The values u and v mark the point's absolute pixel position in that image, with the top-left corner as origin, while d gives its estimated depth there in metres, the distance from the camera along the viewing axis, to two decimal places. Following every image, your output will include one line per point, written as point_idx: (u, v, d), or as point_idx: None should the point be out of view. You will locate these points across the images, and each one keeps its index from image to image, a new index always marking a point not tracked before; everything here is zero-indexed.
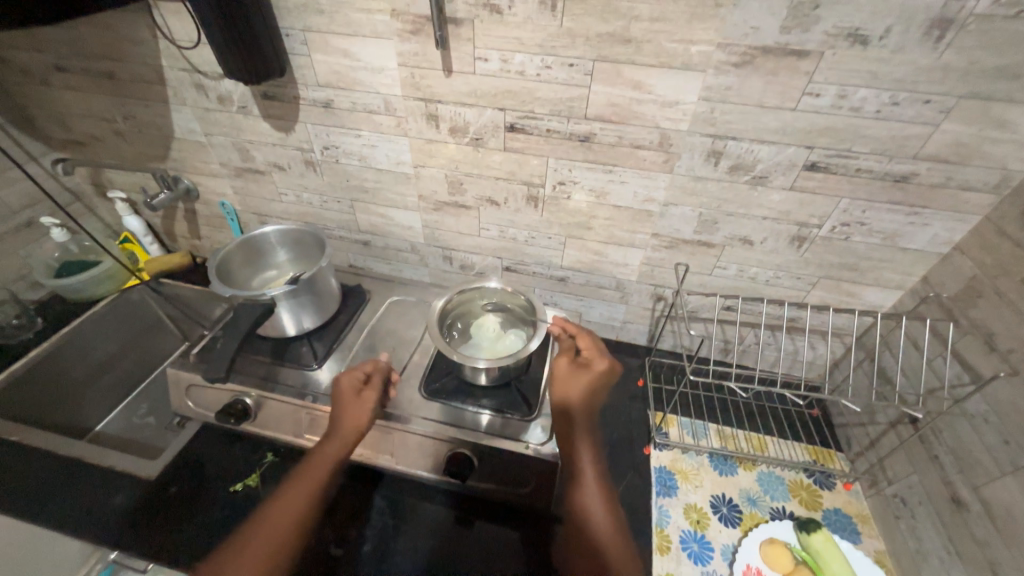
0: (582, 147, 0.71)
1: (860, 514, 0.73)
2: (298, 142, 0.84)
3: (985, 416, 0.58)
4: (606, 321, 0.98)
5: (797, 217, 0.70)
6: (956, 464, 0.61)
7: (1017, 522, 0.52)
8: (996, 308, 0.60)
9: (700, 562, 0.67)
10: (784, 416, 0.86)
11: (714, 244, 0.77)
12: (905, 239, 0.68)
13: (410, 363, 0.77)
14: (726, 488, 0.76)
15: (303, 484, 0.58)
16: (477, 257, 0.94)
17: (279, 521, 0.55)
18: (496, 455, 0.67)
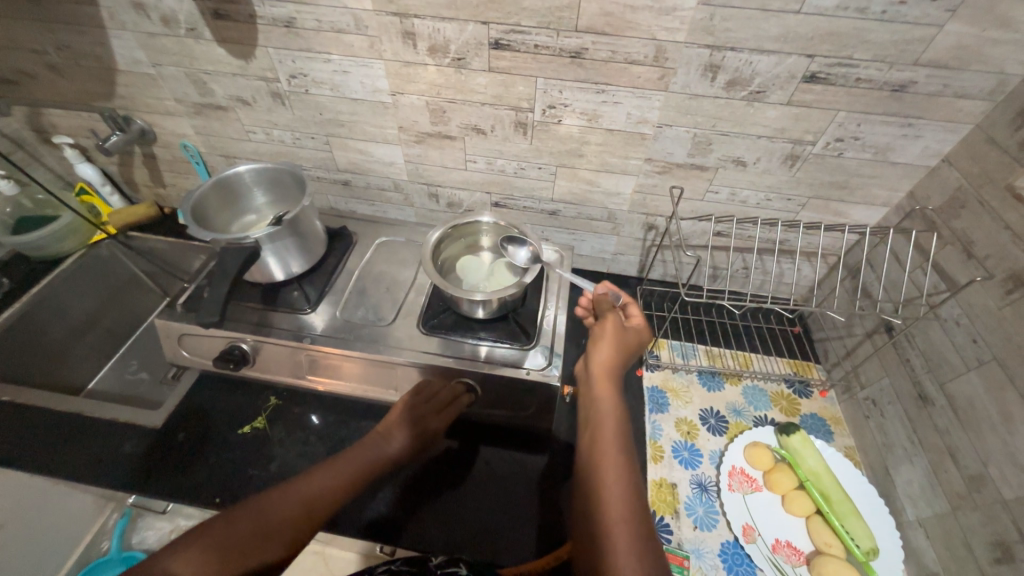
0: (573, 65, 0.66)
1: (833, 417, 0.80)
2: (261, 70, 0.76)
3: (957, 319, 0.62)
4: (598, 254, 0.98)
5: (792, 134, 0.69)
6: (926, 365, 0.66)
7: (977, 411, 0.58)
8: (977, 218, 0.62)
9: (690, 466, 0.73)
10: (768, 335, 0.91)
11: (707, 167, 0.76)
12: (896, 153, 0.68)
13: (405, 303, 0.77)
14: (714, 401, 0.81)
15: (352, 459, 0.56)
16: (465, 192, 0.91)
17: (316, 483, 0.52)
18: (498, 384, 0.69)
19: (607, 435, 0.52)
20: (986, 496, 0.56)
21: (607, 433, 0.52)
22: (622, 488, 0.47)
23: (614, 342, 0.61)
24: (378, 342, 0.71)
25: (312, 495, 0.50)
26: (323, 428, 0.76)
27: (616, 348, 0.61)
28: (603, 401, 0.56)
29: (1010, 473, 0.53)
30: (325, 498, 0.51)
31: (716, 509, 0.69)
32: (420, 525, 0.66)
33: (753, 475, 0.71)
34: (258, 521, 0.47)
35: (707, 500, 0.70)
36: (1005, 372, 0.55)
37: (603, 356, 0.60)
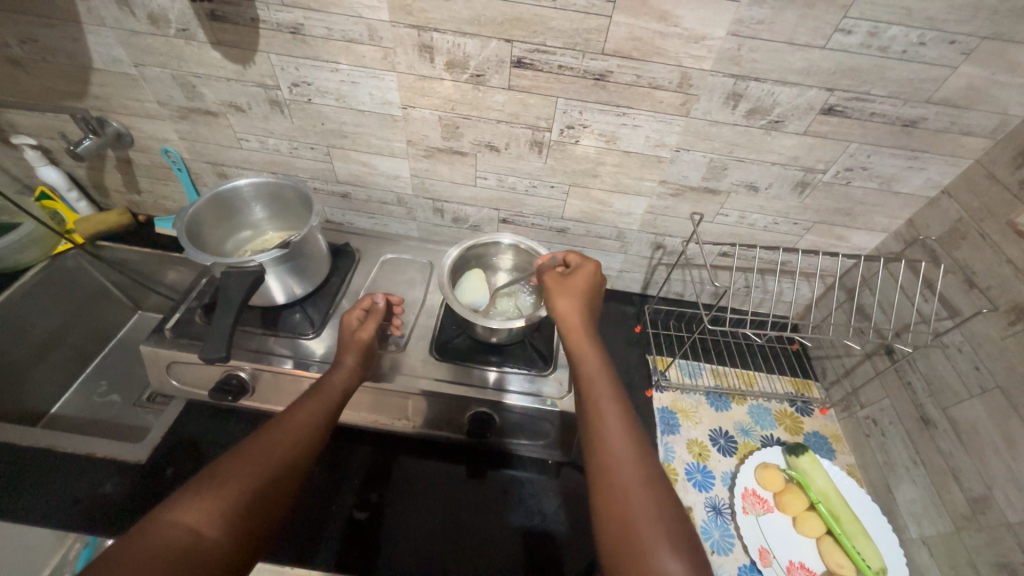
0: (595, 87, 0.65)
1: (834, 434, 0.82)
2: (260, 76, 0.71)
3: (959, 346, 0.65)
4: (603, 271, 0.97)
5: (805, 163, 0.70)
6: (927, 388, 0.69)
7: (980, 436, 0.60)
8: (977, 250, 0.65)
9: (704, 489, 0.74)
10: (769, 352, 0.93)
11: (720, 191, 0.76)
12: (900, 183, 0.71)
13: (416, 326, 0.74)
14: (722, 421, 0.82)
15: (318, 402, 0.54)
16: (472, 209, 0.88)
17: (289, 425, 0.50)
18: (517, 412, 0.67)
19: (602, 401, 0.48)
20: (991, 518, 0.58)
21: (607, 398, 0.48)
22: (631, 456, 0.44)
23: (565, 290, 0.58)
24: (389, 368, 0.68)
25: (304, 432, 0.50)
26: (326, 459, 0.72)
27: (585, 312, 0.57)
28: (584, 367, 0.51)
29: (1014, 497, 0.56)
30: (310, 430, 0.50)
31: (731, 532, 0.70)
32: (433, 561, 0.63)
33: (765, 497, 0.72)
34: (260, 461, 0.45)
35: (722, 523, 0.70)
36: (1008, 400, 0.58)
37: (574, 318, 0.56)
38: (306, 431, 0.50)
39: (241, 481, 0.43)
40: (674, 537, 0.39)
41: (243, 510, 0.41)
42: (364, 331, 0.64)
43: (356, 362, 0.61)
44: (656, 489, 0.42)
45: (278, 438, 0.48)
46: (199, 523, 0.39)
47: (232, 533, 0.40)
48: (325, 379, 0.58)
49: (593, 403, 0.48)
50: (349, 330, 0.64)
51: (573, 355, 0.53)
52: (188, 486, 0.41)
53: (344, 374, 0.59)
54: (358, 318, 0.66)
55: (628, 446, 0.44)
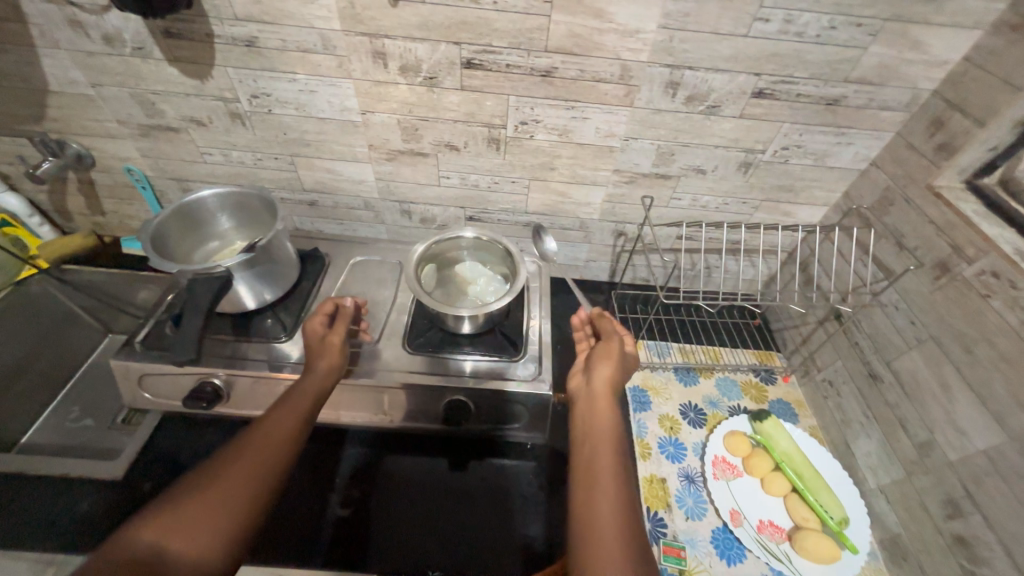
0: (543, 83, 0.69)
1: (796, 399, 0.87)
2: (218, 90, 0.73)
3: (896, 304, 0.70)
4: (571, 262, 1.01)
5: (744, 144, 0.75)
6: (873, 346, 0.74)
7: (920, 384, 0.65)
8: (904, 214, 0.70)
9: (677, 460, 0.77)
10: (733, 328, 0.97)
11: (671, 176, 0.81)
12: (833, 158, 0.76)
13: (388, 323, 0.76)
14: (691, 395, 0.86)
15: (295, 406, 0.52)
16: (439, 208, 0.91)
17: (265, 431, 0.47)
18: (490, 398, 0.69)
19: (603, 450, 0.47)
20: (935, 460, 0.62)
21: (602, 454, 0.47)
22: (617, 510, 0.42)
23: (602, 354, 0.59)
24: (363, 365, 0.69)
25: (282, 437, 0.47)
26: (307, 461, 0.72)
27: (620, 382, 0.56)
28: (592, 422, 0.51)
29: (953, 437, 0.60)
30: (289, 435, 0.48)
31: (704, 498, 0.73)
32: (419, 552, 0.65)
33: (733, 462, 0.76)
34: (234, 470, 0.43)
35: (695, 490, 0.73)
36: (940, 348, 0.62)
37: (606, 384, 0.55)
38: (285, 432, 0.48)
39: (219, 487, 0.41)
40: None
41: (217, 520, 0.39)
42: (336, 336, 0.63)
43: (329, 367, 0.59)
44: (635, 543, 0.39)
45: (258, 441, 0.46)
46: (166, 537, 0.37)
47: (201, 544, 0.37)
48: (297, 385, 0.56)
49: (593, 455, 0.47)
50: (317, 337, 0.63)
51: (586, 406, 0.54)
52: (159, 496, 0.39)
53: (318, 380, 0.57)
54: (322, 323, 0.64)
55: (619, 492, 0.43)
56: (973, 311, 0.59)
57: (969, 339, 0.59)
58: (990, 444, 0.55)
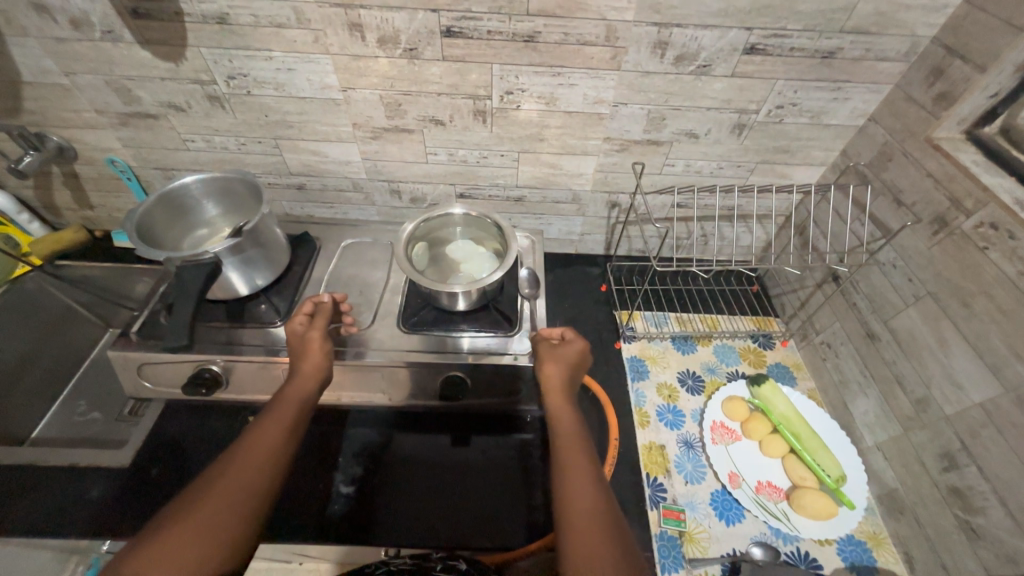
0: (526, 49, 0.66)
1: (795, 363, 0.87)
2: (194, 72, 0.71)
3: (894, 262, 0.69)
4: (565, 236, 0.99)
5: (738, 104, 0.73)
6: (871, 306, 0.73)
7: (917, 341, 0.65)
8: (902, 169, 0.68)
9: (675, 427, 0.77)
10: (731, 295, 0.97)
11: (663, 142, 0.79)
12: (829, 115, 0.74)
13: (382, 304, 0.75)
14: (689, 363, 0.86)
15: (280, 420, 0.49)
16: (428, 186, 0.89)
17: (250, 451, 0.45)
18: (487, 373, 0.69)
19: (576, 468, 0.45)
20: (931, 415, 0.62)
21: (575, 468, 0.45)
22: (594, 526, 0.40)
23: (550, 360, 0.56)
24: (358, 345, 0.69)
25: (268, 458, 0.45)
26: (310, 442, 0.73)
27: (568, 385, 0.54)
28: (564, 437, 0.48)
29: (949, 392, 0.60)
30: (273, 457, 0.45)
31: (703, 463, 0.73)
32: (424, 524, 0.66)
33: (732, 427, 0.76)
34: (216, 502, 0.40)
35: (694, 456, 0.74)
36: (938, 304, 0.62)
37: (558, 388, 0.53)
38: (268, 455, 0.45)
39: (192, 526, 0.38)
40: None
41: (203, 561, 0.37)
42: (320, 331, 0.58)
43: (314, 371, 0.55)
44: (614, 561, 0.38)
45: (239, 466, 0.43)
46: None
47: None
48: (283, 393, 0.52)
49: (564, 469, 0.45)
50: (298, 338, 0.58)
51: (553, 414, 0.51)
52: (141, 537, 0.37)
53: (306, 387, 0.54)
54: (303, 322, 0.59)
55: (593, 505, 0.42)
56: (970, 265, 0.58)
57: (967, 293, 0.58)
58: (986, 397, 0.55)
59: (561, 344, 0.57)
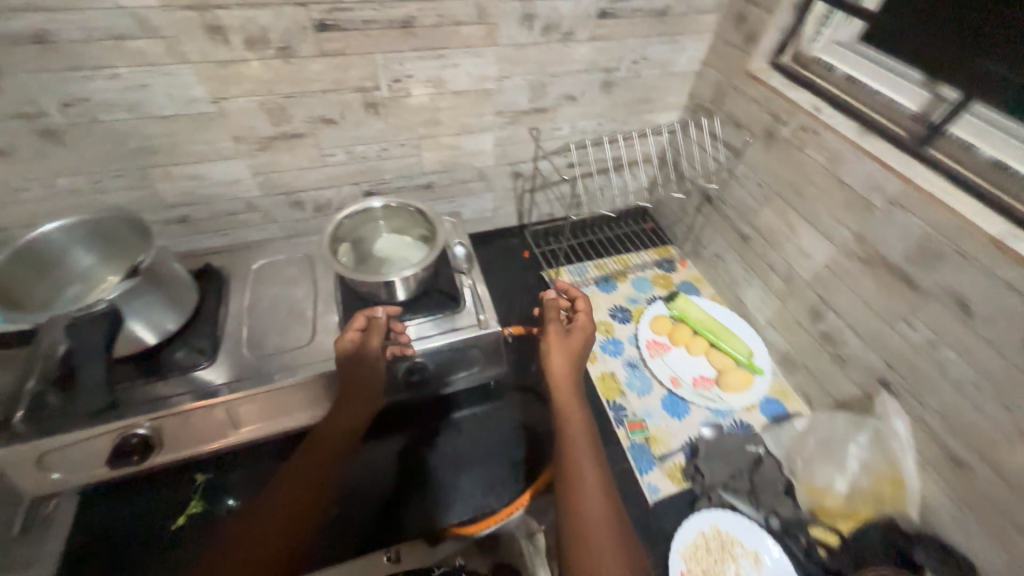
0: (405, 35, 0.68)
1: (696, 277, 1.02)
2: (14, 105, 0.60)
3: (745, 175, 0.85)
4: (479, 215, 1.03)
5: (602, 64, 0.82)
6: (737, 214, 0.89)
7: (774, 231, 0.81)
8: (734, 99, 0.84)
9: (619, 354, 0.87)
10: (632, 236, 1.11)
11: (547, 108, 0.86)
12: (673, 65, 0.87)
13: (318, 316, 0.72)
14: (615, 300, 0.97)
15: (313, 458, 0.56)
16: (332, 191, 0.86)
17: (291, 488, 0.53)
18: (445, 353, 0.71)
19: (586, 472, 0.51)
20: (797, 285, 0.79)
21: (583, 468, 0.51)
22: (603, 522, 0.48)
23: (564, 349, 0.59)
24: (304, 362, 0.66)
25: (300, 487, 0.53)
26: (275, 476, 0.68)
27: (573, 380, 0.58)
28: (573, 438, 0.53)
29: (804, 263, 0.77)
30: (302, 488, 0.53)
31: (648, 376, 0.84)
32: (426, 511, 0.68)
33: (662, 340, 0.88)
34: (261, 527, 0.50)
35: (640, 372, 0.85)
36: (781, 198, 0.79)
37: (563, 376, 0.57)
38: (272, 519, 0.50)
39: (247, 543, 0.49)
40: None
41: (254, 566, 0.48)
42: (369, 354, 0.59)
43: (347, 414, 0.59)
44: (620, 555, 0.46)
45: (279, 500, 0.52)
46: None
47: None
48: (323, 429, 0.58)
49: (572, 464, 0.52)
50: (351, 355, 0.59)
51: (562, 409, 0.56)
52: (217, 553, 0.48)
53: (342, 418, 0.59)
54: (355, 338, 0.60)
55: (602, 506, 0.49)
56: (795, 163, 0.74)
57: (798, 184, 0.75)
58: (827, 258, 0.72)
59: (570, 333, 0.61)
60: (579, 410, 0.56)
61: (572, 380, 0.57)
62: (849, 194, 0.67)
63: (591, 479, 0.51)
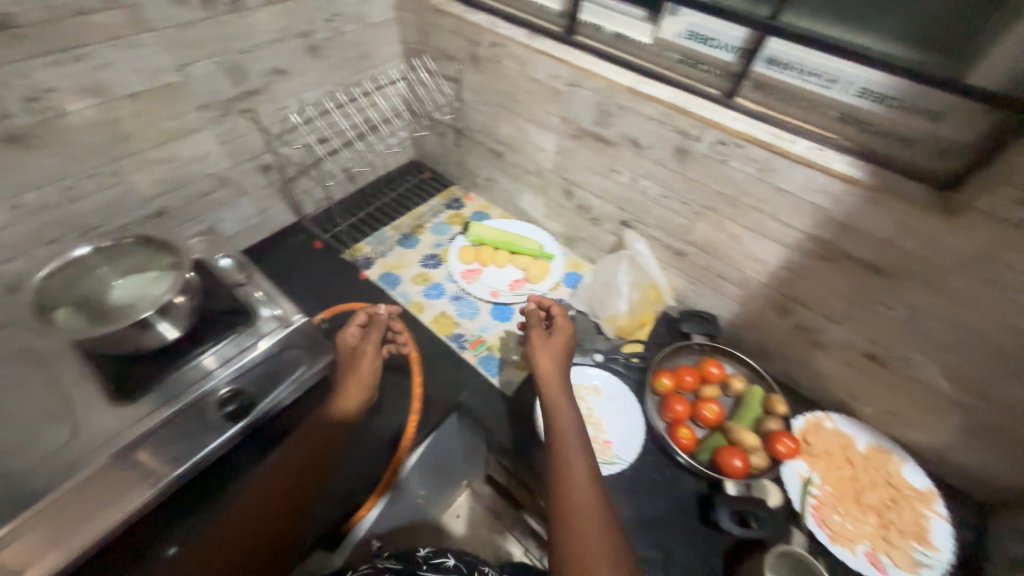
0: (9, 40, 0.54)
1: (482, 205, 1.13)
2: None
3: (474, 101, 0.95)
4: (246, 223, 0.94)
5: (294, 29, 0.79)
6: (485, 137, 1.00)
7: (514, 139, 0.94)
8: (437, 35, 0.90)
9: (442, 294, 0.92)
10: (416, 190, 1.15)
11: (259, 88, 0.80)
12: (370, 15, 0.89)
13: (68, 404, 0.58)
14: (422, 250, 1.00)
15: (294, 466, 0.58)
16: (21, 259, 0.68)
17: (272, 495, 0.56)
18: (254, 368, 0.66)
19: (576, 467, 0.54)
20: (549, 176, 0.94)
21: (574, 462, 0.54)
22: (594, 508, 0.50)
23: (552, 350, 0.66)
24: (72, 461, 0.54)
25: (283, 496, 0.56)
26: None
27: (562, 378, 0.64)
28: (562, 432, 0.57)
29: (544, 156, 0.92)
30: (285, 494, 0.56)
31: (473, 301, 0.92)
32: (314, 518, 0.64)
33: (473, 267, 0.97)
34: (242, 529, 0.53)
35: (465, 300, 0.92)
36: (506, 109, 0.90)
37: (549, 369, 0.64)
38: (265, 522, 0.54)
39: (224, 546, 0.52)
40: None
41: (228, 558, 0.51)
42: (360, 348, 0.71)
43: (327, 421, 0.63)
44: (610, 545, 0.47)
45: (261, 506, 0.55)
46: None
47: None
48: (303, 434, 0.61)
49: (562, 454, 0.55)
50: (352, 346, 0.72)
51: (554, 401, 0.61)
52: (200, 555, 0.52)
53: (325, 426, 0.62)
54: (353, 334, 0.73)
55: (591, 496, 0.51)
56: (501, 75, 0.85)
57: (512, 93, 0.87)
58: (556, 145, 0.87)
59: (554, 335, 0.68)
60: (569, 406, 0.60)
61: (560, 376, 0.63)
62: (545, 88, 0.81)
63: (579, 471, 0.53)
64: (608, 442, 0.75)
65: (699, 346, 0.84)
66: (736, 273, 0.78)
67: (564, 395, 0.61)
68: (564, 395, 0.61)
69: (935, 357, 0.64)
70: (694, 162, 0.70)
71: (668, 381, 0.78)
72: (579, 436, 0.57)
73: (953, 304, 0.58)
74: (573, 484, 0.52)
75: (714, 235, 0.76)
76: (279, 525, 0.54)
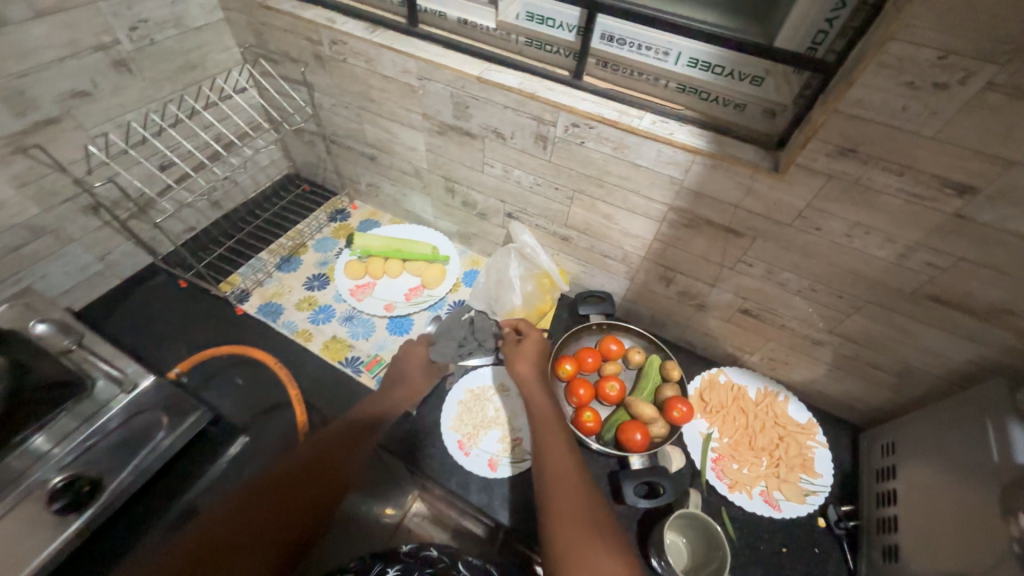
0: None
1: (371, 212, 1.06)
2: None
3: (333, 104, 0.87)
4: (84, 275, 0.81)
5: (86, 42, 0.67)
6: (353, 141, 0.93)
7: (383, 141, 0.88)
8: (274, 36, 0.81)
9: (332, 316, 0.86)
10: (295, 206, 1.06)
11: (57, 117, 0.67)
12: (188, 19, 0.78)
13: None
14: (305, 272, 0.92)
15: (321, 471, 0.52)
16: None
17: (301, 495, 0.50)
18: (102, 443, 0.62)
19: (554, 433, 0.53)
20: (427, 176, 0.90)
21: (551, 430, 0.53)
22: (574, 469, 0.49)
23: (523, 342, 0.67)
24: None
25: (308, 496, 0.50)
26: None
27: (537, 362, 0.64)
28: (540, 409, 0.57)
29: (418, 156, 0.87)
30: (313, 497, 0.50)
31: (367, 318, 0.87)
32: None
33: (364, 281, 0.91)
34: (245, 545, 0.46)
35: (358, 319, 0.86)
36: (367, 110, 0.84)
37: (524, 358, 0.64)
38: (281, 532, 0.47)
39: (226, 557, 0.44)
40: (603, 533, 0.42)
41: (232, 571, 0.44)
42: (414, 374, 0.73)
43: (357, 433, 0.58)
44: (595, 503, 0.45)
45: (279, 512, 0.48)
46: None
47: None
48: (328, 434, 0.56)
49: (540, 428, 0.54)
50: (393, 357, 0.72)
51: (529, 385, 0.61)
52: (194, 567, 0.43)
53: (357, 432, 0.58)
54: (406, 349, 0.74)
55: (571, 458, 0.50)
56: (351, 74, 0.79)
57: (369, 93, 0.80)
58: (425, 143, 0.83)
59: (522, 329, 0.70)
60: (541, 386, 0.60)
61: (536, 362, 0.64)
62: (398, 84, 0.76)
63: (558, 438, 0.52)
64: (518, 439, 0.73)
65: (597, 325, 0.85)
66: (618, 250, 0.79)
67: (538, 378, 0.62)
68: (538, 377, 0.62)
69: (794, 303, 0.69)
70: (555, 147, 0.69)
71: (569, 366, 0.77)
72: (554, 409, 0.57)
73: (798, 254, 0.63)
74: (553, 451, 0.51)
75: (590, 217, 0.77)
76: (327, 505, 0.51)
